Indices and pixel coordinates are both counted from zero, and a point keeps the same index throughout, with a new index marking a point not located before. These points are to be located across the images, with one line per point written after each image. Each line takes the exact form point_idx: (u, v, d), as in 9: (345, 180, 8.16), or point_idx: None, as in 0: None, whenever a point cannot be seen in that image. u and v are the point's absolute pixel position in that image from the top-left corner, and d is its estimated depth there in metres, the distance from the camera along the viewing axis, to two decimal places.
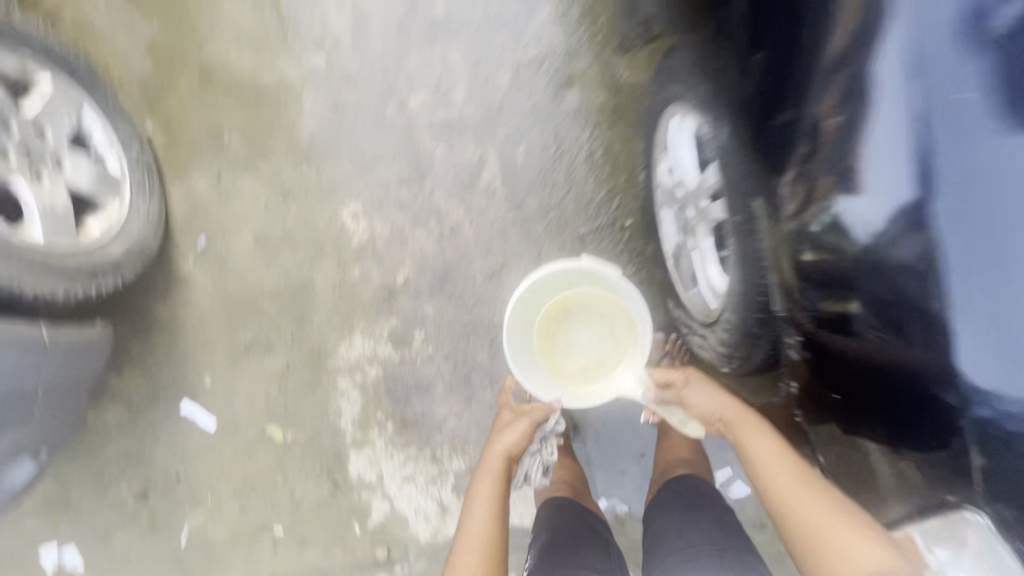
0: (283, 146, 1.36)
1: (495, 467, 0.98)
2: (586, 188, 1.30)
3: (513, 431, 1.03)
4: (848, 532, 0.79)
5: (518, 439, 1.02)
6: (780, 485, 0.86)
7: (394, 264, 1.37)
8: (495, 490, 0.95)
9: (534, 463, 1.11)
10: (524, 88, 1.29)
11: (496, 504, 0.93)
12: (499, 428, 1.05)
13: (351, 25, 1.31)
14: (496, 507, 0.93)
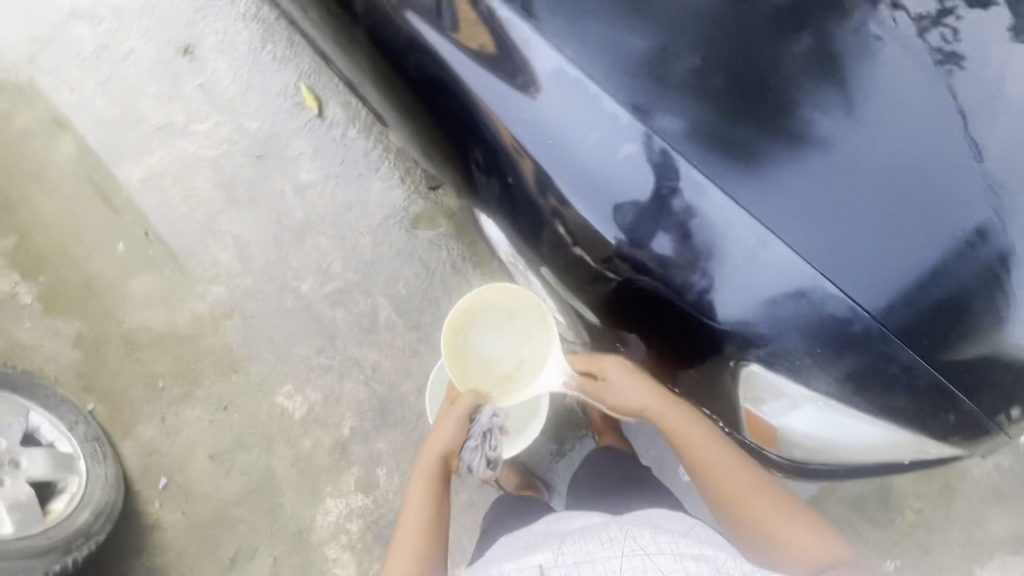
0: (211, 368, 1.57)
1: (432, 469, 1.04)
2: (462, 289, 1.59)
3: (445, 431, 1.06)
4: (756, 494, 0.92)
5: (454, 437, 1.06)
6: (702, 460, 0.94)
7: (337, 421, 1.54)
8: (430, 489, 1.02)
9: (475, 457, 1.12)
10: (384, 241, 1.62)
11: (429, 504, 1.00)
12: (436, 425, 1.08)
13: (236, 255, 1.62)
14: (428, 504, 1.01)
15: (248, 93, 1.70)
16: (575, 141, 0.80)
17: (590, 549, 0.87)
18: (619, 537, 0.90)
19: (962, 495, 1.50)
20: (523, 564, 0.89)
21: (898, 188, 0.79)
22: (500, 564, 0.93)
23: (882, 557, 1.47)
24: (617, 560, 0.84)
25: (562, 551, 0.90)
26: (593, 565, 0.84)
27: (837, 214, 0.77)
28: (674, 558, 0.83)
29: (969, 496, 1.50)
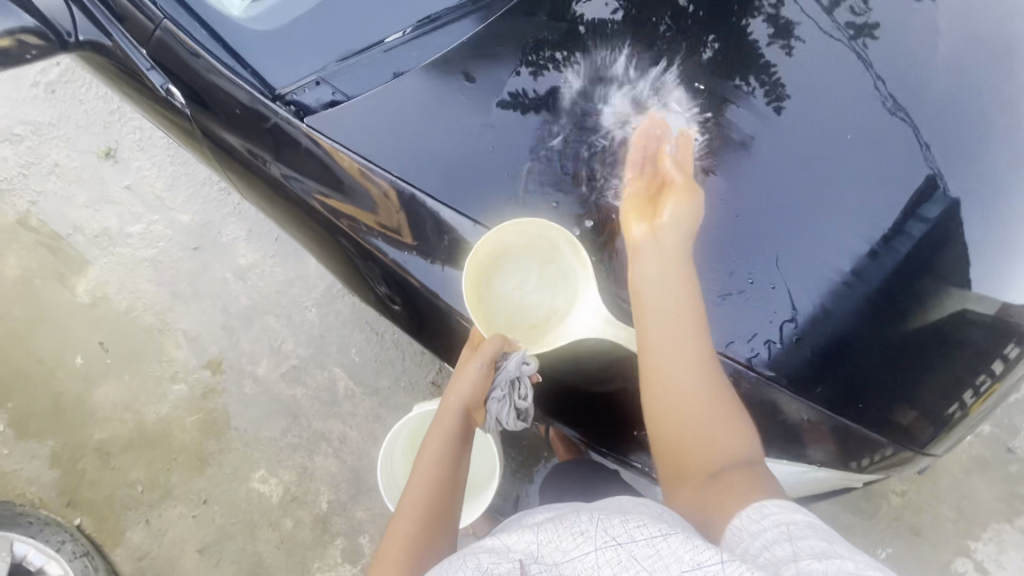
0: (185, 465, 1.60)
1: (445, 420, 0.97)
2: (414, 345, 1.59)
3: (470, 371, 0.96)
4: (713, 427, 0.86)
5: (476, 388, 0.97)
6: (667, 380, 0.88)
7: (313, 496, 1.56)
8: (445, 442, 0.95)
9: (502, 408, 0.98)
10: (331, 311, 1.62)
11: (432, 468, 0.93)
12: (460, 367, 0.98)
13: (190, 349, 1.64)
14: (444, 458, 0.94)
15: (174, 187, 1.70)
16: (458, 265, 0.99)
17: (563, 545, 0.63)
18: (591, 526, 0.65)
19: (946, 469, 1.47)
20: (496, 561, 0.64)
21: (792, 201, 1.00)
22: (471, 560, 0.66)
23: (874, 545, 1.45)
24: (591, 556, 0.61)
25: (537, 544, 0.65)
26: (571, 566, 0.60)
27: (738, 225, 0.99)
28: (656, 549, 0.60)
29: (953, 470, 1.47)
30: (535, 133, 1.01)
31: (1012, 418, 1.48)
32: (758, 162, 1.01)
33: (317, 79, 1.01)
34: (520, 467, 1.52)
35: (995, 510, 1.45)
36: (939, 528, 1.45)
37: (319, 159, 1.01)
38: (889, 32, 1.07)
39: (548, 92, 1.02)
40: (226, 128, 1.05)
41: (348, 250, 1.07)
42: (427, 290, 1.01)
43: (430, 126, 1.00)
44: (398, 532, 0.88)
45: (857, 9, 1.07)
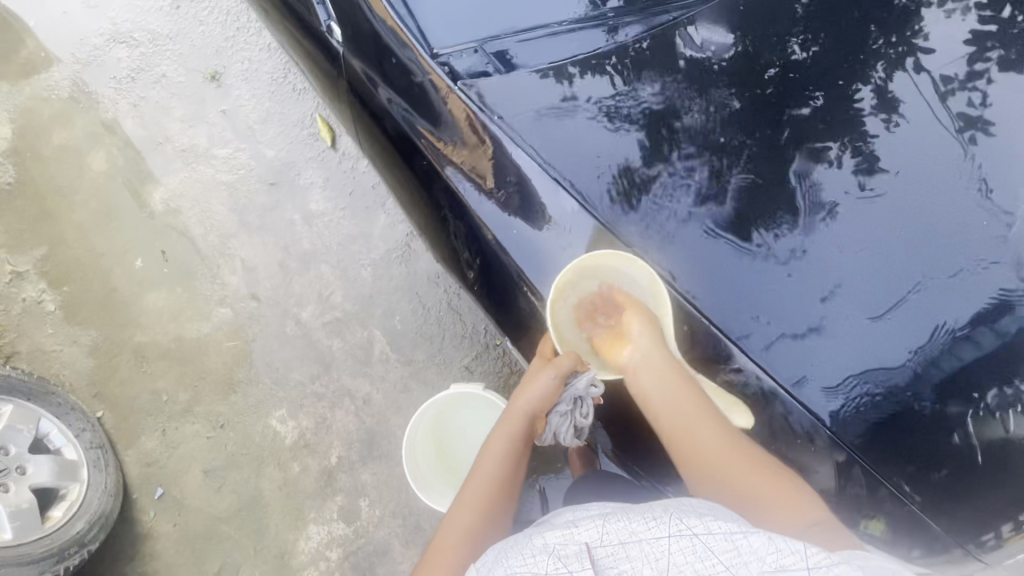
0: (212, 387, 1.63)
1: (510, 423, 1.07)
2: (457, 327, 1.61)
3: (542, 382, 1.07)
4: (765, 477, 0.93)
5: (544, 399, 1.07)
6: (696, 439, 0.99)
7: (325, 447, 1.57)
8: (511, 443, 1.04)
9: (564, 423, 1.08)
10: (384, 275, 1.65)
11: (497, 462, 1.02)
12: (531, 376, 1.10)
13: (243, 278, 1.68)
14: (506, 460, 1.03)
15: (266, 122, 1.76)
16: (532, 223, 1.07)
17: (634, 529, 0.71)
18: (665, 518, 0.73)
19: None
20: (564, 539, 0.72)
21: (859, 271, 1.02)
22: (540, 537, 0.75)
23: None
24: (666, 542, 0.68)
25: (606, 527, 0.73)
26: (641, 548, 0.68)
27: (800, 280, 1.02)
28: (735, 545, 0.66)
29: None
30: (632, 146, 1.06)
31: None
32: (835, 226, 1.03)
33: (476, 49, 1.08)
34: (532, 470, 1.52)
35: None
36: None
37: (433, 104, 1.09)
38: (1006, 131, 1.04)
39: (653, 111, 1.07)
40: (361, 64, 1.15)
41: (437, 197, 1.16)
42: (498, 248, 1.09)
43: (539, 120, 1.06)
44: (456, 524, 0.95)
45: (973, 101, 1.05)
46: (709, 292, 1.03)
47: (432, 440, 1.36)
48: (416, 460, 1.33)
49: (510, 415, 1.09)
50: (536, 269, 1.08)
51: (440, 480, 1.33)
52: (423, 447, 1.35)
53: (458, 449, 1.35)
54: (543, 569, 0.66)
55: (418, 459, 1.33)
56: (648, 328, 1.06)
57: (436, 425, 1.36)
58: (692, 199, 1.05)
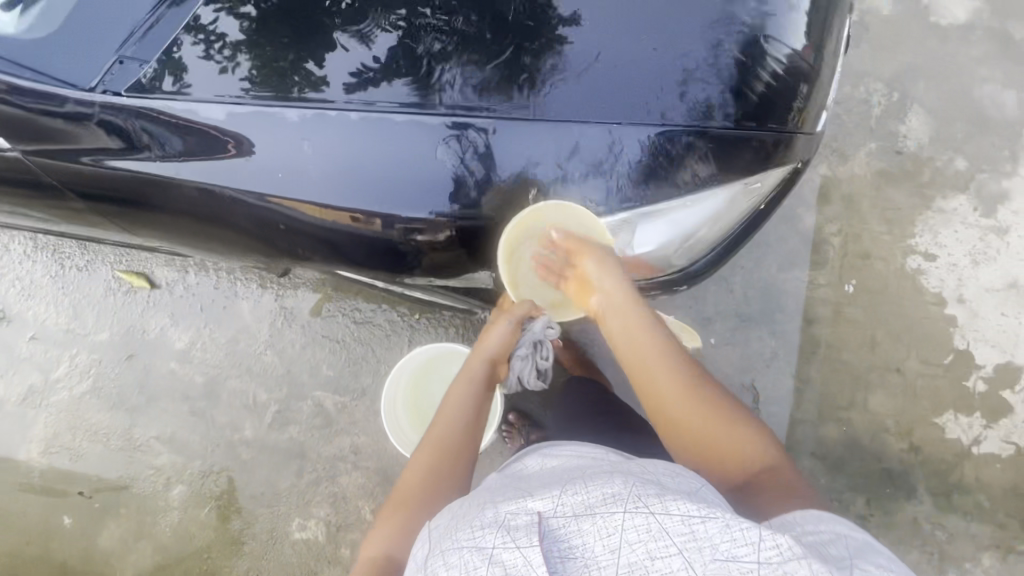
0: (221, 557, 1.54)
1: (472, 367, 1.03)
2: (376, 334, 1.60)
3: (501, 328, 1.08)
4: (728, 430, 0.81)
5: (505, 343, 1.07)
6: (654, 381, 0.87)
7: (355, 515, 1.54)
8: (474, 386, 0.99)
9: (525, 366, 1.12)
10: (285, 345, 1.61)
11: (465, 402, 0.96)
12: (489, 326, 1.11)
13: (170, 451, 1.59)
14: (480, 401, 0.98)
15: (80, 314, 1.65)
16: (292, 151, 1.02)
17: (589, 501, 0.59)
18: (623, 488, 0.60)
19: (860, 195, 1.60)
20: (516, 508, 0.59)
21: (631, 42, 1.06)
22: (491, 506, 0.62)
23: (840, 284, 1.57)
24: (620, 517, 0.56)
25: (561, 496, 0.61)
26: (594, 521, 0.56)
27: (594, 83, 1.04)
28: (691, 528, 0.54)
29: (867, 192, 1.60)
30: (398, 92, 1.02)
31: (888, 126, 1.62)
32: (592, 22, 1.06)
33: (120, 59, 1.01)
34: None
35: (915, 205, 1.59)
36: (881, 243, 1.58)
37: (140, 130, 1.02)
38: None
39: (383, 50, 1.03)
40: (41, 152, 1.05)
41: (230, 220, 1.10)
42: (324, 214, 1.04)
43: (296, 136, 1.01)
44: (411, 474, 0.86)
45: None
46: (543, 148, 1.02)
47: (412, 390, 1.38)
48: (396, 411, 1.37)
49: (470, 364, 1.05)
50: (325, 188, 1.02)
51: (403, 399, 1.38)
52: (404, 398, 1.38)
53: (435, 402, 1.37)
54: (484, 543, 0.55)
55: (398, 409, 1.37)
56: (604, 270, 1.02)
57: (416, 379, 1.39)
58: (476, 91, 1.02)
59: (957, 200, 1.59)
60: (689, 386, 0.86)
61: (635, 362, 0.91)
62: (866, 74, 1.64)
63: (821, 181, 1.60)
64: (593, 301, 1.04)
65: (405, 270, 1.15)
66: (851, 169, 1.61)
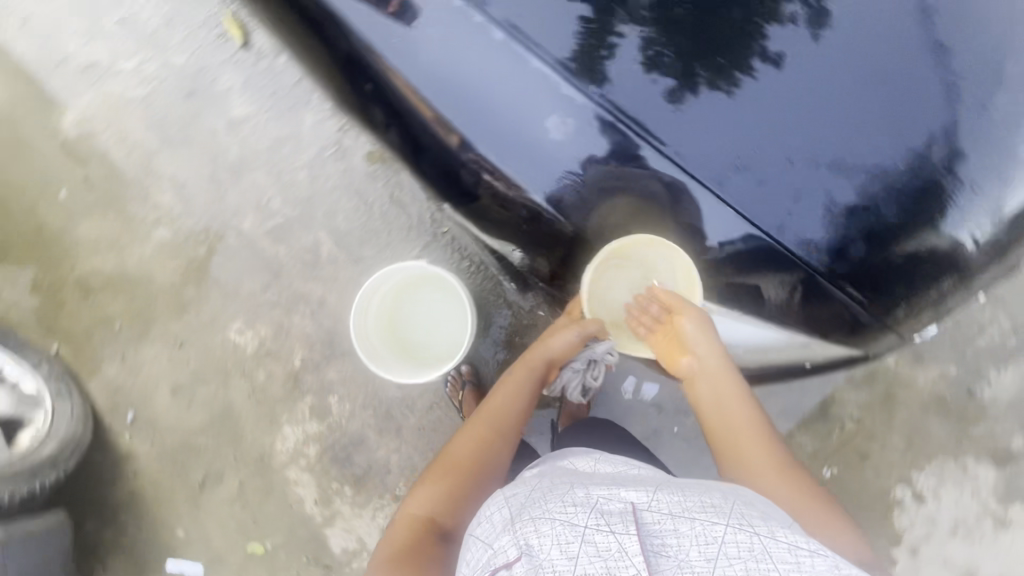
0: (165, 309, 1.62)
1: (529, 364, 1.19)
2: (401, 220, 1.57)
3: (565, 338, 1.18)
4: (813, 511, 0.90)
5: (565, 351, 1.19)
6: (743, 448, 0.98)
7: (287, 353, 1.58)
8: (528, 383, 1.17)
9: (574, 378, 1.30)
10: (321, 175, 1.59)
11: (516, 402, 1.14)
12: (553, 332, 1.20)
13: (176, 195, 1.62)
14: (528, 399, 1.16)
15: (171, 26, 1.62)
16: (429, 35, 0.94)
17: (686, 508, 0.71)
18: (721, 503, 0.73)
19: (905, 404, 1.49)
20: (610, 496, 0.74)
21: (814, 125, 0.93)
22: (583, 489, 0.78)
23: (822, 464, 1.49)
24: (719, 529, 0.68)
25: (656, 498, 0.74)
26: (690, 525, 0.68)
27: (749, 146, 0.93)
28: (795, 558, 0.64)
29: (912, 406, 1.49)
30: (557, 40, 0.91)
31: (979, 363, 1.48)
32: (777, 89, 0.92)
33: None
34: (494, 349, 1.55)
35: (943, 447, 1.48)
36: (886, 457, 1.49)
37: None
38: None
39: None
40: None
41: (336, 49, 1.04)
42: (422, 109, 0.98)
43: (438, 21, 0.93)
44: (455, 454, 1.06)
45: None
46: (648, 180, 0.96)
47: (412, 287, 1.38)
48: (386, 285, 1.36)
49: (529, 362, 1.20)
50: (439, 90, 0.95)
51: (427, 287, 1.39)
52: (399, 284, 1.38)
53: (411, 316, 1.38)
54: (582, 519, 0.69)
55: (388, 285, 1.37)
56: (701, 329, 1.07)
57: (419, 286, 1.38)
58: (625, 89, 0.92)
59: (985, 469, 1.48)
60: (770, 459, 0.96)
61: (726, 442, 1.00)
62: (1002, 303, 1.47)
63: (880, 367, 1.48)
64: (685, 361, 1.10)
65: (460, 195, 1.12)
66: (915, 377, 1.48)
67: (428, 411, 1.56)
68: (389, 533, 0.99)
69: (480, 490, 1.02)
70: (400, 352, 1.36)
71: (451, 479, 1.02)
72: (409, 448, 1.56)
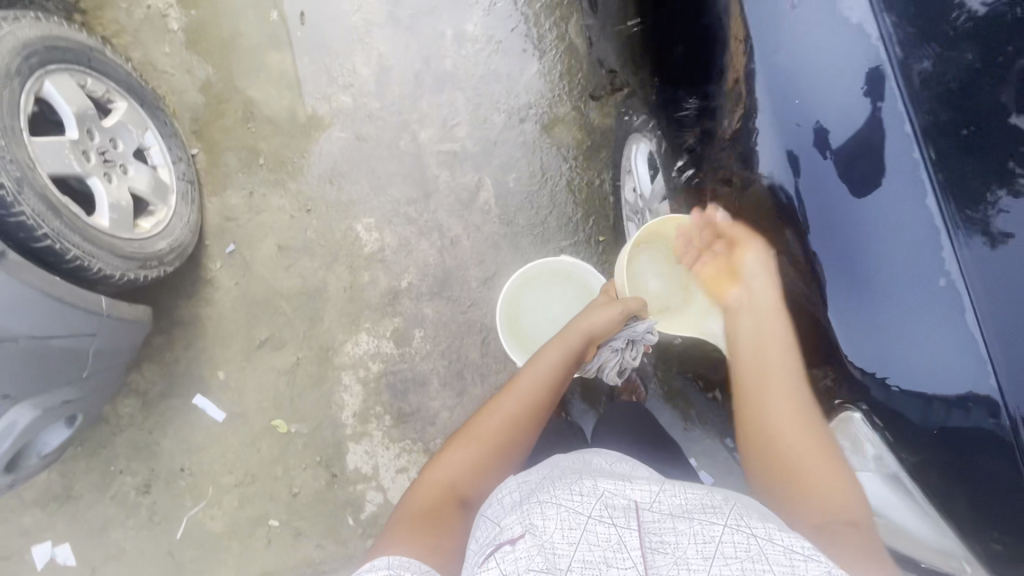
0: (311, 171, 1.60)
1: (565, 338, 1.07)
2: (564, 208, 1.55)
3: (607, 316, 1.10)
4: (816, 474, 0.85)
5: (606, 326, 1.09)
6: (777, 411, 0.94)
7: (400, 270, 1.57)
8: (562, 358, 1.05)
9: (612, 358, 1.17)
10: (515, 126, 1.57)
11: (549, 370, 1.03)
12: (596, 309, 1.12)
13: (375, 73, 1.59)
14: (558, 370, 1.03)
15: None
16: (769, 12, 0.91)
17: (686, 508, 0.64)
18: (724, 507, 0.64)
19: None
20: (614, 489, 0.68)
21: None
22: (591, 479, 0.71)
23: None
24: (716, 528, 0.60)
25: (660, 496, 0.67)
26: (689, 524, 0.61)
27: (984, 302, 0.79)
28: (791, 561, 0.54)
29: None
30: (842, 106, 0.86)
31: None
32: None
33: None
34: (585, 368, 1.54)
35: None
36: None
37: None
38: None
39: (850, 42, 0.86)
40: None
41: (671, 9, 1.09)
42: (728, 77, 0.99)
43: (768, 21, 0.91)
44: (487, 424, 0.96)
45: None
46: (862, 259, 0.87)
47: (571, 290, 1.37)
48: (557, 264, 1.36)
49: (567, 334, 1.09)
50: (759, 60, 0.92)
51: (578, 302, 1.37)
52: (564, 274, 1.37)
53: (545, 307, 1.37)
54: (585, 507, 0.64)
55: (557, 268, 1.36)
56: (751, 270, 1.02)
57: (575, 292, 1.37)
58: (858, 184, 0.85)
59: None
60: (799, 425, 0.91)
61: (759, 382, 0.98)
62: None
63: None
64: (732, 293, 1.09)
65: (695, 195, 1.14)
66: None
67: (496, 390, 1.55)
68: (408, 498, 0.90)
69: (502, 460, 0.94)
70: (514, 323, 1.35)
71: (477, 446, 0.93)
72: (461, 412, 1.55)
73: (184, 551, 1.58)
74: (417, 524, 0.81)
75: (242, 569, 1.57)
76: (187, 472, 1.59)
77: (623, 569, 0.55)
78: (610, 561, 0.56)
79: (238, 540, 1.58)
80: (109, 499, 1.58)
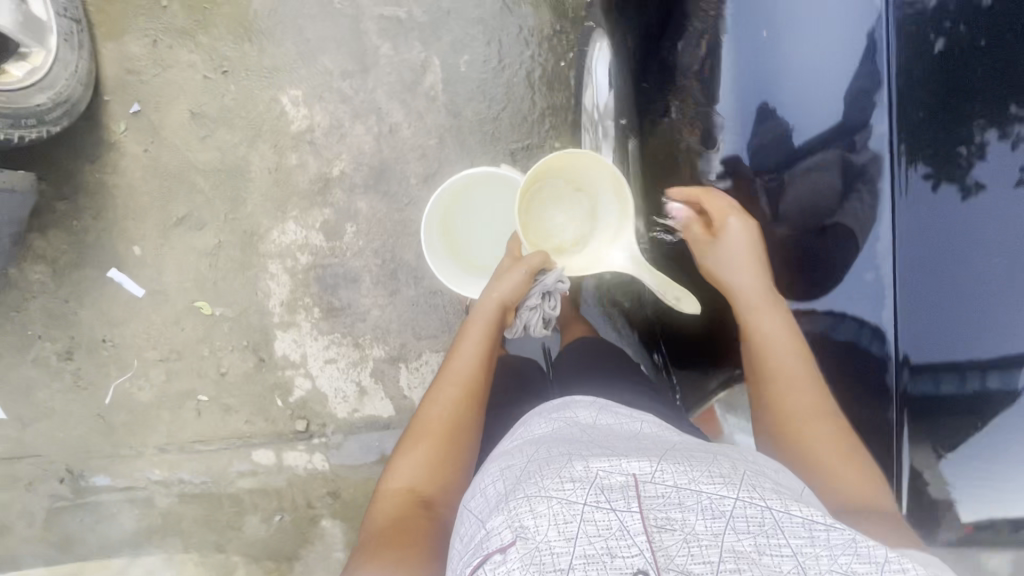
0: (226, 22, 1.38)
1: (484, 315, 0.99)
2: (520, 105, 1.38)
3: (515, 278, 1.02)
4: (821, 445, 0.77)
5: (518, 291, 1.02)
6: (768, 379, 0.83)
7: (331, 156, 1.42)
8: (483, 332, 0.97)
9: (533, 316, 1.09)
10: None
11: (476, 350, 0.94)
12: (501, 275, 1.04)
13: None
14: (487, 344, 0.96)
15: None
16: None
17: (693, 476, 0.54)
18: (733, 476, 0.55)
19: None
20: (607, 463, 0.55)
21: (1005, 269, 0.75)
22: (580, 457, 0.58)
23: None
24: (728, 501, 0.51)
25: (661, 465, 0.56)
26: (696, 499, 0.51)
27: (924, 264, 0.76)
28: (810, 532, 0.47)
29: None
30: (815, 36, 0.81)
31: None
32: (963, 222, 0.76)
33: None
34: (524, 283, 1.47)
35: None
36: None
37: None
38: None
39: None
40: None
41: None
42: None
43: None
44: (428, 418, 0.87)
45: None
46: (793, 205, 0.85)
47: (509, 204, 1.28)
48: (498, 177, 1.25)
49: (480, 305, 1.00)
50: None
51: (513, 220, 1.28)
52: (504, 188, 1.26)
53: (478, 218, 1.28)
54: (578, 496, 0.51)
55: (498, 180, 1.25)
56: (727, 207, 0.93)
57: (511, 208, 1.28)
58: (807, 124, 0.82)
59: None
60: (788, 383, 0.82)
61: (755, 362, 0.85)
62: None
63: None
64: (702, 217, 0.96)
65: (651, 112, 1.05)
66: None
67: (430, 294, 1.50)
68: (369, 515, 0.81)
69: (458, 446, 0.85)
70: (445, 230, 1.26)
71: (430, 443, 0.84)
72: (392, 312, 1.51)
73: (113, 416, 1.60)
74: (382, 548, 0.71)
75: (172, 436, 1.61)
76: (109, 343, 1.56)
77: (630, 558, 0.46)
78: (614, 551, 0.46)
79: (167, 411, 1.60)
80: (30, 362, 1.56)
